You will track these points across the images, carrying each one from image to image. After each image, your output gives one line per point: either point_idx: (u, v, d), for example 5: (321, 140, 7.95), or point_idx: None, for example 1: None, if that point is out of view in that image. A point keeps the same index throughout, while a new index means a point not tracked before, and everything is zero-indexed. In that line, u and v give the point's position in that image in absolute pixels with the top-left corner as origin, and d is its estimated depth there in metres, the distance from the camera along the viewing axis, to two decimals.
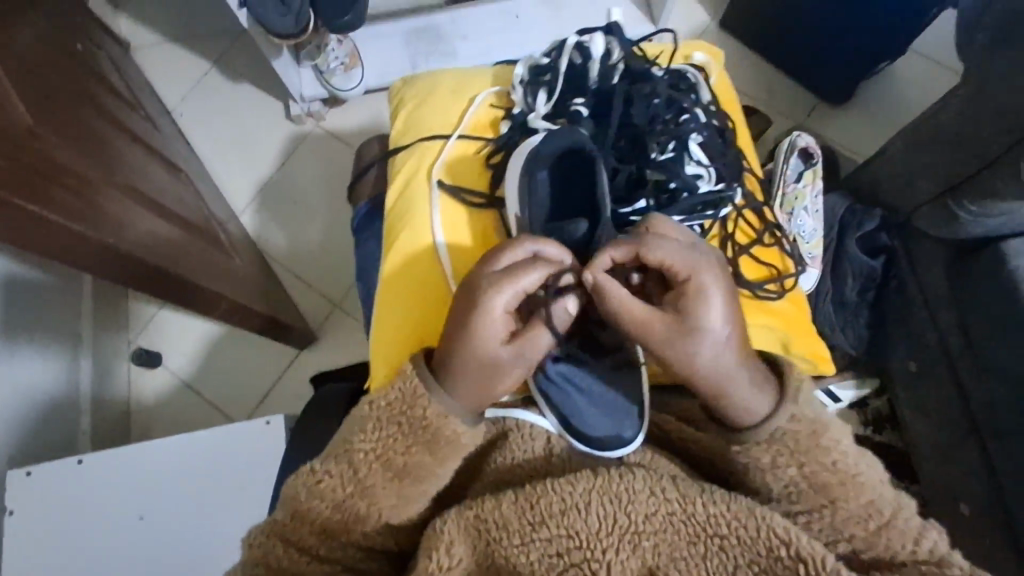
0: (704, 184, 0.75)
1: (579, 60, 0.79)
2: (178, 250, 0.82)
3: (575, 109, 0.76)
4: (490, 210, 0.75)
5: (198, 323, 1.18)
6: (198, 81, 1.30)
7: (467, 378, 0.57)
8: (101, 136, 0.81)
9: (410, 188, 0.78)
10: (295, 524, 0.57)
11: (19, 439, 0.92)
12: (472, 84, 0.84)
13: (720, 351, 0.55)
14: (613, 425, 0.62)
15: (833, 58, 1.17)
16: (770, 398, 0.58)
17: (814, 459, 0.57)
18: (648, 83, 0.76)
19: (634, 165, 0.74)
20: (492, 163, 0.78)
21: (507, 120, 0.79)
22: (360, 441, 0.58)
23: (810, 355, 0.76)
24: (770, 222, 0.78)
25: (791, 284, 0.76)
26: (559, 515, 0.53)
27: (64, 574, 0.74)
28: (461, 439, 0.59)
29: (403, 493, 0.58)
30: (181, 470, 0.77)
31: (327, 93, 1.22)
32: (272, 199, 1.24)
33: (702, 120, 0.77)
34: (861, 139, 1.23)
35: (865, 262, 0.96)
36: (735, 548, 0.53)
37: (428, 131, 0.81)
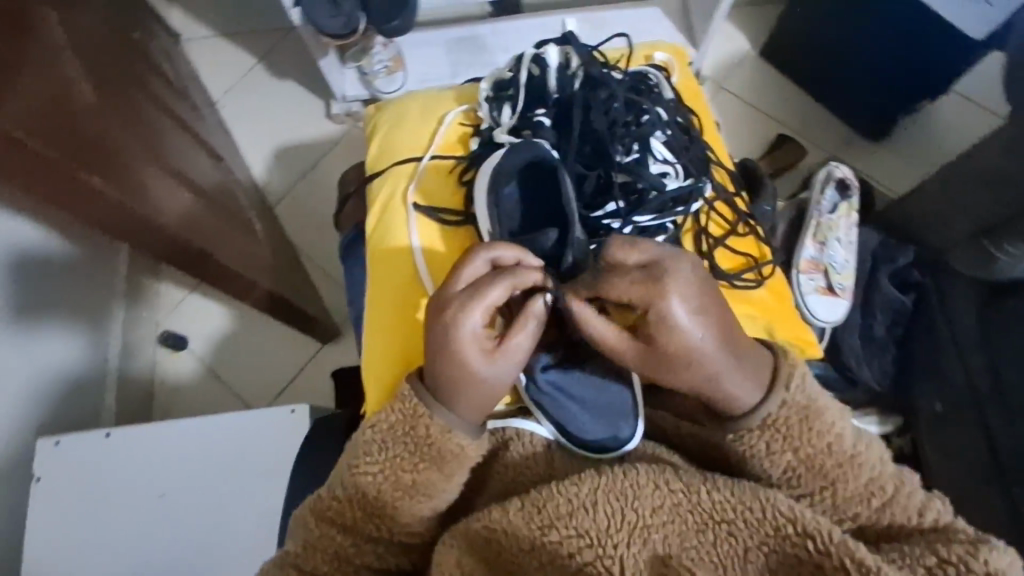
0: (672, 181, 0.73)
1: (537, 71, 0.78)
2: (217, 235, 0.83)
3: (537, 120, 0.75)
4: (466, 225, 0.75)
5: (226, 310, 1.20)
6: (242, 75, 1.33)
7: (458, 392, 0.55)
8: (153, 120, 0.84)
9: (389, 210, 0.78)
10: (308, 553, 0.58)
11: (46, 406, 0.95)
12: (440, 103, 0.85)
13: (703, 365, 0.52)
14: (610, 429, 0.61)
15: (872, 92, 1.17)
16: (762, 383, 0.56)
17: (807, 442, 0.55)
18: (605, 88, 0.75)
19: (600, 169, 0.72)
20: (465, 179, 0.77)
21: (477, 137, 0.79)
22: (365, 463, 0.57)
23: (793, 338, 0.76)
24: (742, 212, 0.78)
25: (769, 272, 0.76)
26: (567, 515, 0.51)
27: (85, 543, 0.75)
28: (468, 452, 0.57)
29: (415, 509, 0.57)
30: (203, 452, 0.78)
31: (369, 95, 1.24)
32: (304, 194, 1.27)
33: (663, 117, 0.76)
34: (896, 174, 1.22)
35: (894, 296, 0.96)
36: (745, 531, 0.51)
37: (403, 154, 0.82)
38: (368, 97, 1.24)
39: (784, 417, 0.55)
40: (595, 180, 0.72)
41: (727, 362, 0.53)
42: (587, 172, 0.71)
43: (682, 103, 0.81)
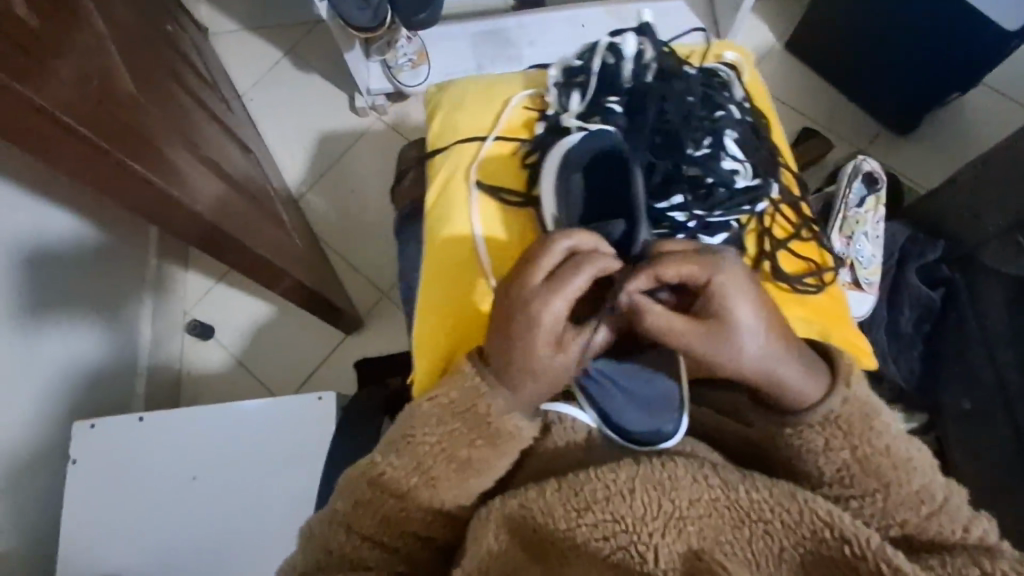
0: (740, 180, 0.74)
1: (612, 60, 0.79)
2: (248, 224, 0.85)
3: (609, 106, 0.76)
4: (527, 209, 0.76)
5: (252, 299, 1.22)
6: (269, 68, 1.35)
7: (517, 370, 0.54)
8: (187, 110, 0.86)
9: (449, 185, 0.79)
10: (360, 513, 0.56)
11: (78, 388, 0.97)
12: (506, 87, 0.86)
13: (760, 352, 0.52)
14: (657, 422, 0.59)
15: (902, 85, 1.15)
16: (821, 380, 0.55)
17: (866, 441, 0.54)
18: (681, 81, 0.76)
19: (669, 161, 0.72)
20: (528, 163, 0.79)
21: (542, 121, 0.80)
22: (424, 434, 0.57)
23: (850, 346, 0.74)
24: (807, 217, 0.78)
25: (831, 277, 0.76)
26: (603, 501, 0.51)
27: (119, 524, 0.77)
28: (523, 433, 0.58)
29: (465, 484, 0.57)
30: (235, 436, 0.80)
31: (393, 88, 1.25)
32: (329, 185, 1.28)
33: (736, 116, 0.77)
34: (925, 169, 1.21)
35: (923, 292, 0.95)
36: (782, 533, 0.50)
37: (466, 133, 0.83)
38: (392, 88, 1.25)
39: (846, 415, 0.55)
40: (663, 171, 0.71)
41: (781, 349, 0.53)
42: (655, 162, 0.71)
43: (752, 104, 0.81)
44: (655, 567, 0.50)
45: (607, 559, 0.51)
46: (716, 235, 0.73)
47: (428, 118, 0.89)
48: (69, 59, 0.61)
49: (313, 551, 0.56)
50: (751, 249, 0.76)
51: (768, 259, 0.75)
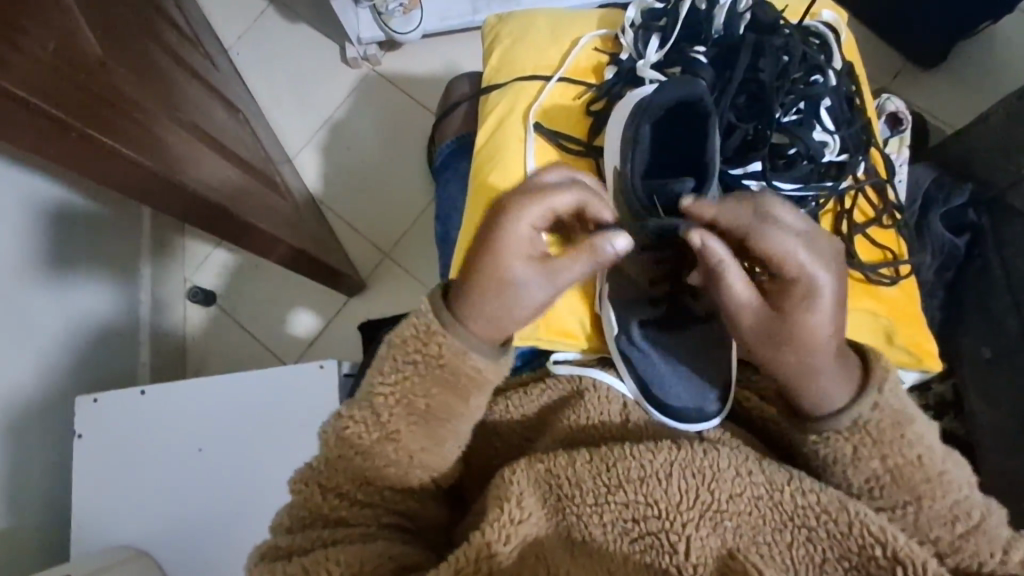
0: (827, 154, 0.70)
1: (704, 5, 0.73)
2: (240, 191, 0.82)
3: (694, 57, 0.71)
4: (586, 159, 0.73)
5: (249, 264, 1.19)
6: (254, 19, 1.28)
7: (479, 313, 0.54)
8: (164, 71, 0.81)
9: (504, 126, 0.75)
10: (330, 471, 0.55)
11: (82, 362, 0.96)
12: (574, 26, 0.79)
13: (821, 346, 0.51)
14: (698, 394, 0.62)
15: (930, 13, 1.07)
16: (853, 384, 0.53)
17: (897, 450, 0.51)
18: (780, 35, 0.69)
19: (753, 124, 0.69)
20: (594, 109, 0.74)
21: (613, 66, 0.75)
22: (380, 384, 0.55)
23: (912, 346, 0.69)
24: (891, 202, 0.72)
25: (906, 271, 0.71)
26: (637, 482, 0.50)
27: (128, 498, 0.77)
28: (485, 376, 0.56)
29: (430, 434, 0.55)
30: (237, 408, 0.79)
31: (384, 36, 1.18)
32: (327, 142, 1.23)
33: (834, 83, 0.71)
34: (954, 107, 1.14)
35: (948, 239, 0.89)
36: (824, 543, 0.48)
37: (527, 70, 0.77)
38: (384, 36, 1.19)
39: (875, 421, 0.52)
40: (743, 135, 0.69)
41: (834, 353, 0.52)
42: (736, 125, 0.69)
43: (851, 70, 0.74)
44: (684, 560, 0.48)
45: (631, 544, 0.49)
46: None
47: (484, 47, 0.82)
48: (31, 26, 0.56)
49: (297, 513, 0.54)
50: (825, 231, 0.71)
51: (841, 243, 0.70)
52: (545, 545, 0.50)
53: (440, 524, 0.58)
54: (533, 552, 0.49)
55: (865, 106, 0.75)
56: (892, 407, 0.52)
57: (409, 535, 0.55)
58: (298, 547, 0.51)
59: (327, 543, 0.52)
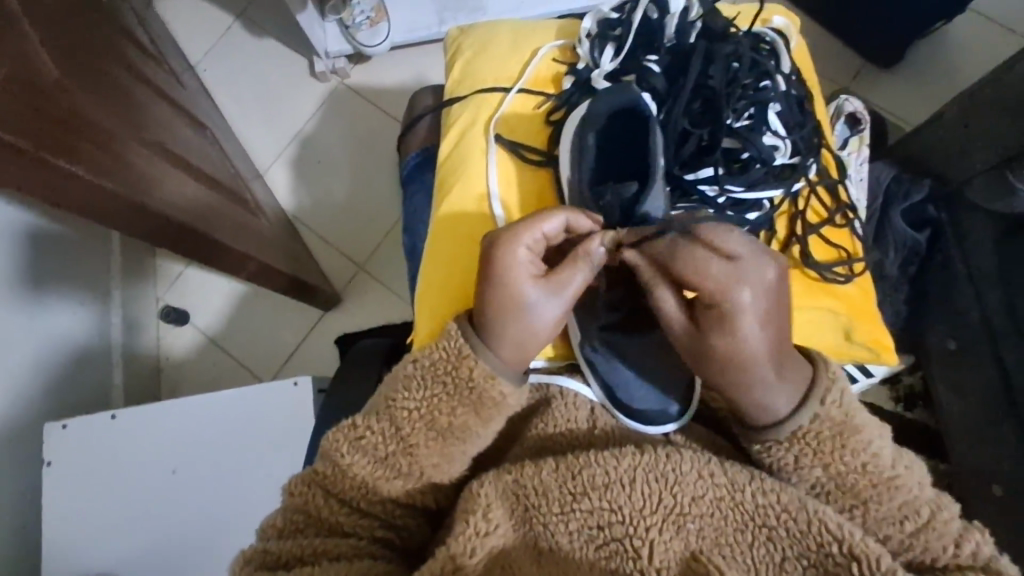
0: (779, 157, 0.71)
1: (656, 15, 0.75)
2: (207, 210, 0.81)
3: (647, 66, 0.72)
4: (546, 170, 0.73)
5: (224, 281, 1.18)
6: (221, 34, 1.27)
7: (496, 337, 0.56)
8: (127, 91, 0.80)
9: (466, 136, 0.75)
10: (336, 476, 0.54)
11: (56, 389, 0.94)
12: (534, 37, 0.80)
13: (751, 370, 0.52)
14: (664, 397, 0.63)
15: (886, 15, 1.10)
16: (796, 392, 0.53)
17: (839, 458, 0.52)
18: (731, 43, 0.71)
19: (707, 129, 0.69)
20: (553, 119, 0.75)
21: (570, 76, 0.76)
22: (405, 399, 0.55)
23: (872, 342, 0.71)
24: (844, 203, 0.75)
25: (861, 268, 0.72)
26: (602, 488, 0.51)
27: (100, 525, 0.76)
28: (508, 402, 0.57)
29: (445, 452, 0.56)
30: (211, 429, 0.78)
31: (352, 50, 1.19)
32: (297, 157, 1.23)
33: (783, 88, 0.72)
34: (911, 105, 1.17)
35: (908, 234, 0.92)
36: (785, 541, 0.49)
37: (486, 83, 0.78)
38: (352, 50, 1.19)
39: (815, 431, 0.53)
40: (698, 140, 0.69)
41: (771, 372, 0.52)
42: (690, 131, 0.69)
43: (800, 76, 0.76)
44: (648, 564, 0.49)
45: (596, 551, 0.50)
46: (746, 214, 0.70)
47: (447, 59, 0.83)
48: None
49: (290, 515, 0.55)
50: (781, 232, 0.73)
51: (797, 244, 0.72)
52: (511, 555, 0.50)
53: (425, 542, 0.59)
54: (498, 562, 0.50)
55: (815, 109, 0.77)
56: (835, 417, 0.53)
57: (394, 553, 0.57)
58: (289, 553, 0.52)
59: (314, 552, 0.53)
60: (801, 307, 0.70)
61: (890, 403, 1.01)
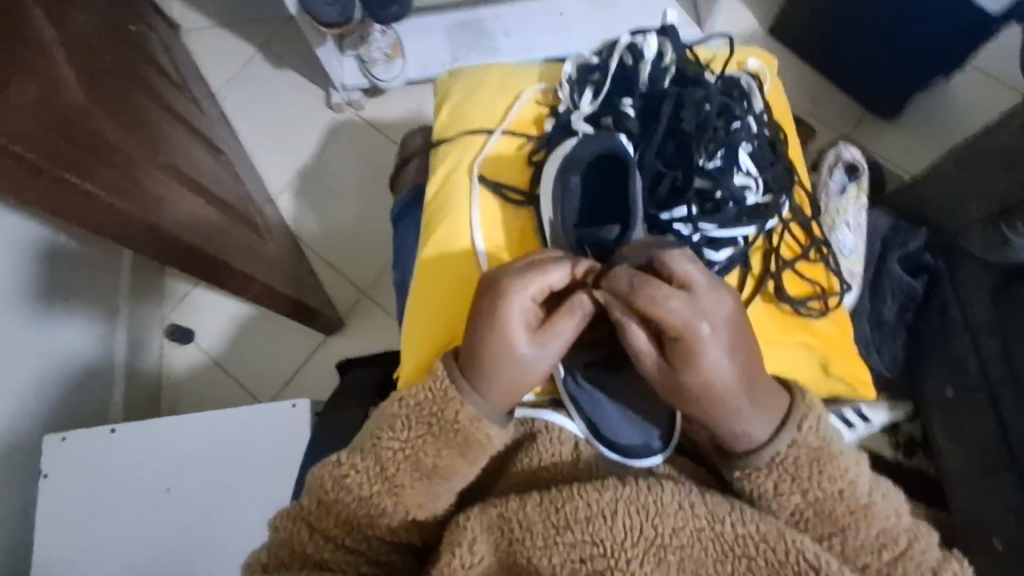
0: (750, 196, 0.73)
1: (631, 60, 0.78)
2: (219, 233, 0.83)
3: (623, 109, 0.75)
4: (528, 210, 0.74)
5: (230, 303, 1.20)
6: (242, 64, 1.32)
7: (484, 381, 0.57)
8: (148, 115, 0.83)
9: (452, 179, 0.78)
10: (321, 512, 0.56)
11: (56, 403, 0.95)
12: (519, 81, 0.83)
13: (721, 398, 0.54)
14: (645, 433, 0.63)
15: (886, 67, 1.13)
16: (773, 420, 0.56)
17: (817, 485, 0.55)
18: (702, 88, 0.74)
19: (680, 171, 0.72)
20: (534, 161, 0.77)
21: (552, 118, 0.78)
22: (390, 439, 0.57)
23: (848, 377, 0.74)
24: (817, 237, 0.76)
25: (836, 303, 0.75)
26: (584, 522, 0.51)
27: (90, 540, 0.76)
28: (493, 442, 0.59)
29: (430, 491, 0.58)
30: (207, 449, 0.79)
31: (368, 83, 1.23)
32: (306, 185, 1.26)
33: (753, 130, 0.75)
34: (910, 154, 1.20)
35: (906, 280, 0.94)
36: (764, 570, 0.51)
37: (473, 125, 0.81)
38: (368, 84, 1.23)
39: (794, 456, 0.56)
40: (672, 180, 0.72)
41: (740, 398, 0.54)
42: (665, 171, 0.72)
43: (772, 116, 0.79)
44: None
45: None
46: (720, 253, 0.72)
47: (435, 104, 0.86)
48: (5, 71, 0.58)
49: (278, 550, 0.57)
50: (756, 267, 0.74)
51: (772, 280, 0.73)
52: None
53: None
54: None
55: (788, 148, 0.79)
56: (812, 443, 0.56)
57: None
58: None
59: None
60: (779, 342, 0.72)
61: (889, 450, 0.99)
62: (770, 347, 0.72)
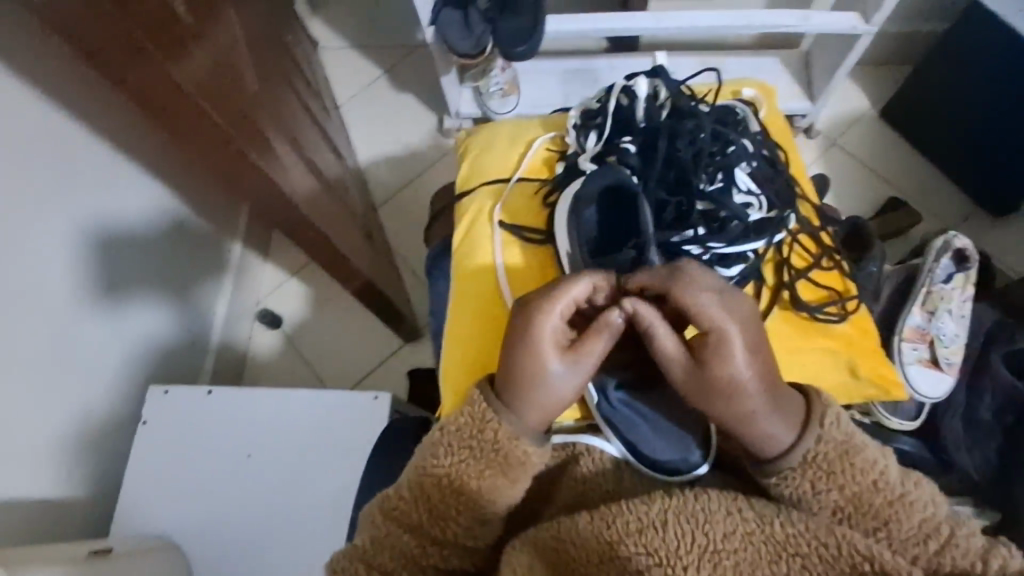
0: (755, 212, 0.74)
1: (625, 100, 0.80)
2: (334, 225, 0.90)
3: (623, 146, 0.76)
4: (546, 245, 0.77)
5: (321, 298, 1.27)
6: (367, 84, 1.43)
7: (516, 396, 0.58)
8: (293, 113, 0.92)
9: (474, 228, 0.81)
10: (375, 547, 0.58)
11: (149, 362, 1.02)
12: (529, 130, 0.88)
13: (750, 399, 0.54)
14: (681, 448, 0.63)
15: (1005, 163, 1.10)
16: (796, 423, 0.56)
17: (851, 478, 0.55)
18: (692, 119, 0.76)
19: (684, 198, 0.73)
20: (550, 201, 0.79)
21: (563, 161, 0.82)
22: (433, 467, 0.58)
23: (876, 379, 0.74)
24: (827, 247, 0.78)
25: (854, 306, 0.75)
26: (636, 534, 0.52)
27: (170, 490, 0.81)
28: (533, 459, 0.59)
29: (478, 516, 0.58)
30: (287, 424, 0.83)
31: (480, 113, 1.31)
32: (408, 199, 1.33)
33: (749, 150, 0.77)
34: (1020, 255, 1.16)
35: (1009, 380, 0.89)
36: (819, 567, 0.50)
37: (492, 176, 0.85)
38: (480, 113, 1.31)
39: (824, 453, 0.56)
40: (677, 207, 0.73)
41: (765, 403, 0.54)
42: (669, 199, 0.73)
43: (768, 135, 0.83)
44: None
45: None
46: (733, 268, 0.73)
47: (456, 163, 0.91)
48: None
49: None
50: (770, 279, 0.75)
51: (787, 289, 0.74)
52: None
53: None
54: None
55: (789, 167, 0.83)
56: (837, 438, 0.56)
57: None
58: None
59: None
60: (799, 351, 0.73)
61: None
62: (792, 356, 0.73)
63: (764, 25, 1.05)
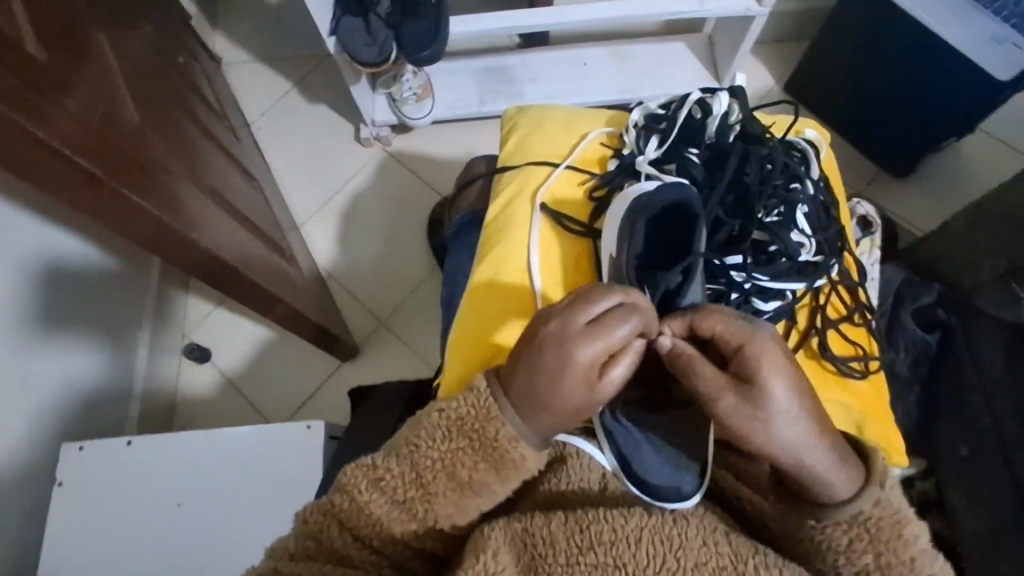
0: (804, 254, 0.77)
1: (699, 115, 0.84)
2: (248, 252, 0.86)
3: (688, 156, 0.80)
4: (584, 240, 0.79)
5: (251, 325, 1.22)
6: (277, 98, 1.38)
7: (531, 403, 0.52)
8: (192, 140, 0.87)
9: (513, 204, 0.82)
10: (351, 512, 0.53)
11: (65, 424, 0.94)
12: (583, 122, 0.89)
13: (796, 415, 0.49)
14: (675, 479, 0.58)
15: (897, 126, 1.16)
16: (849, 465, 0.51)
17: (893, 551, 0.50)
18: (765, 147, 0.79)
19: (739, 222, 0.75)
20: (595, 197, 0.81)
21: (615, 159, 0.83)
22: (428, 447, 0.54)
23: (883, 441, 0.74)
24: (862, 302, 0.80)
25: (875, 365, 0.78)
26: (608, 544, 0.51)
27: (97, 553, 0.77)
28: (528, 464, 0.55)
29: (460, 504, 0.54)
30: (221, 465, 0.79)
31: (397, 120, 1.28)
32: (333, 214, 1.30)
33: (811, 192, 0.80)
34: (922, 212, 1.22)
35: (920, 336, 0.95)
36: None
37: (539, 157, 0.85)
38: (397, 121, 1.28)
39: (876, 517, 0.51)
40: (729, 230, 0.76)
41: (815, 427, 0.49)
42: (723, 220, 0.76)
43: (826, 182, 0.84)
44: None
45: None
46: (769, 301, 0.75)
47: (503, 135, 0.92)
48: (66, 87, 0.61)
49: (305, 542, 0.54)
50: (802, 322, 0.79)
51: (815, 335, 0.77)
52: None
53: None
54: None
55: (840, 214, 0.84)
56: (894, 504, 0.51)
57: None
58: None
59: None
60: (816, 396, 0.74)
61: None
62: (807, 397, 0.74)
63: (666, 12, 1.06)
